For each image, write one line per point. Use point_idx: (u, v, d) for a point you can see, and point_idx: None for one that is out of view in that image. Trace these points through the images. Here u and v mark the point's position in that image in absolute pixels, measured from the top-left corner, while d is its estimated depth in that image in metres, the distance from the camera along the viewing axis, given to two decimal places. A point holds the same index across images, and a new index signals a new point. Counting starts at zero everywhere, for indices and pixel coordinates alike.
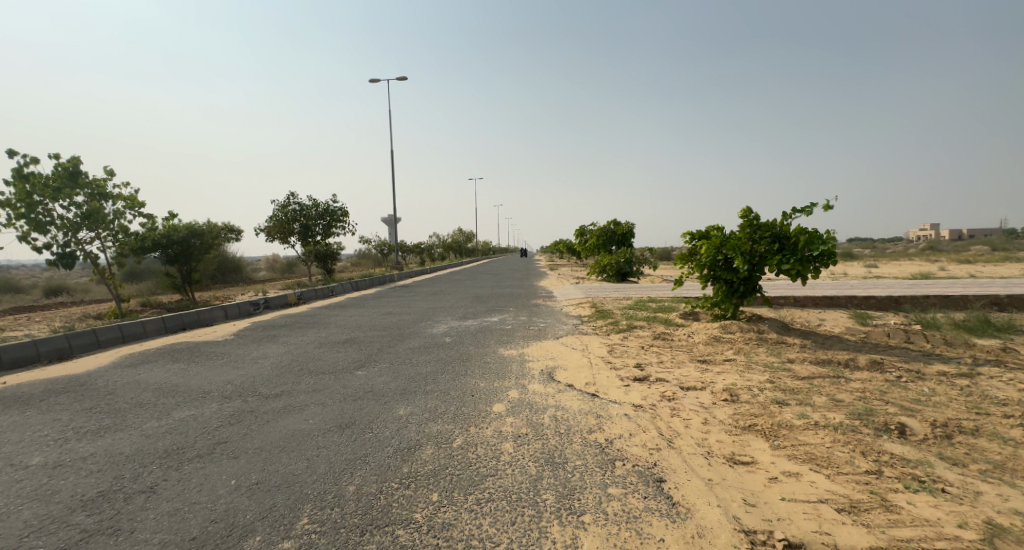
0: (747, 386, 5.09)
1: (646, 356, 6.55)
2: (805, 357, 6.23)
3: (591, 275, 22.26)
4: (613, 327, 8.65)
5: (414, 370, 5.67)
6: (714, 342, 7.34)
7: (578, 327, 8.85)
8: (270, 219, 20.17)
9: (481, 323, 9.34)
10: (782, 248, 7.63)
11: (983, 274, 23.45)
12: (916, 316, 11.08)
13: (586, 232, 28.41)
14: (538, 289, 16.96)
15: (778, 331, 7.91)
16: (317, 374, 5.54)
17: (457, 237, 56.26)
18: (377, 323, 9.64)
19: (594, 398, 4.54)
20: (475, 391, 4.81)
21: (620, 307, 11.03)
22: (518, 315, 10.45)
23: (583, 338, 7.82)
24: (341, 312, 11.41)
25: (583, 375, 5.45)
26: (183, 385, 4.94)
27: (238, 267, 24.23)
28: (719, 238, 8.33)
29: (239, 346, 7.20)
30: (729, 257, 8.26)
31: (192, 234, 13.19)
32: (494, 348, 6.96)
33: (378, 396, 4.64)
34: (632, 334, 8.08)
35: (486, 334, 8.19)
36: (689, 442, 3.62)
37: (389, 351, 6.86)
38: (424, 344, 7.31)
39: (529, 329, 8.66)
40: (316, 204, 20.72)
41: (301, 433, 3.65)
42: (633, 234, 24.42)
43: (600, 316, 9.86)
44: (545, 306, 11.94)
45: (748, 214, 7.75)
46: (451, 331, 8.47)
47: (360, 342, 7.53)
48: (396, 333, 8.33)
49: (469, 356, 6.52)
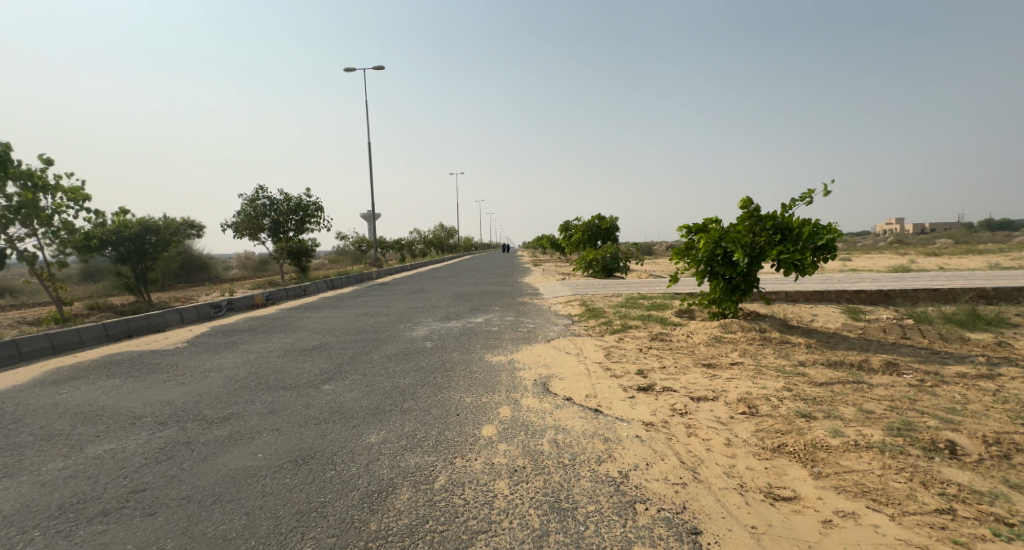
0: (764, 394, 4.55)
1: (647, 360, 5.98)
2: (817, 359, 5.71)
3: (576, 271, 21.78)
4: (606, 328, 8.07)
5: (390, 382, 4.99)
6: (715, 343, 6.81)
7: (569, 328, 8.25)
8: (238, 215, 19.11)
9: (464, 325, 8.66)
10: (783, 240, 7.07)
11: (952, 267, 24.09)
12: (908, 310, 10.76)
13: (570, 227, 27.93)
14: (523, 287, 16.36)
15: (781, 330, 7.42)
16: (276, 390, 4.83)
17: (438, 233, 55.29)
18: (352, 326, 8.86)
19: (598, 416, 3.95)
20: (460, 409, 4.15)
21: (610, 305, 10.48)
22: (503, 315, 9.82)
23: (576, 340, 7.23)
24: (312, 314, 10.57)
25: (581, 385, 4.85)
26: (111, 413, 4.22)
27: (207, 266, 23.05)
28: (716, 231, 7.81)
29: (189, 357, 6.39)
30: (727, 251, 7.73)
31: (146, 230, 12.25)
32: (479, 354, 6.30)
33: (346, 418, 3.97)
34: (627, 335, 7.51)
35: (470, 338, 7.51)
36: (716, 472, 3.02)
37: (364, 358, 6.15)
38: (403, 350, 6.61)
39: (516, 331, 8.03)
40: (287, 198, 19.67)
41: (243, 473, 2.99)
42: (618, 229, 24.02)
43: (591, 315, 9.30)
44: (531, 305, 11.33)
45: (747, 205, 7.22)
46: (432, 335, 7.77)
47: (332, 349, 6.78)
48: (373, 338, 7.58)
49: (453, 363, 5.86)
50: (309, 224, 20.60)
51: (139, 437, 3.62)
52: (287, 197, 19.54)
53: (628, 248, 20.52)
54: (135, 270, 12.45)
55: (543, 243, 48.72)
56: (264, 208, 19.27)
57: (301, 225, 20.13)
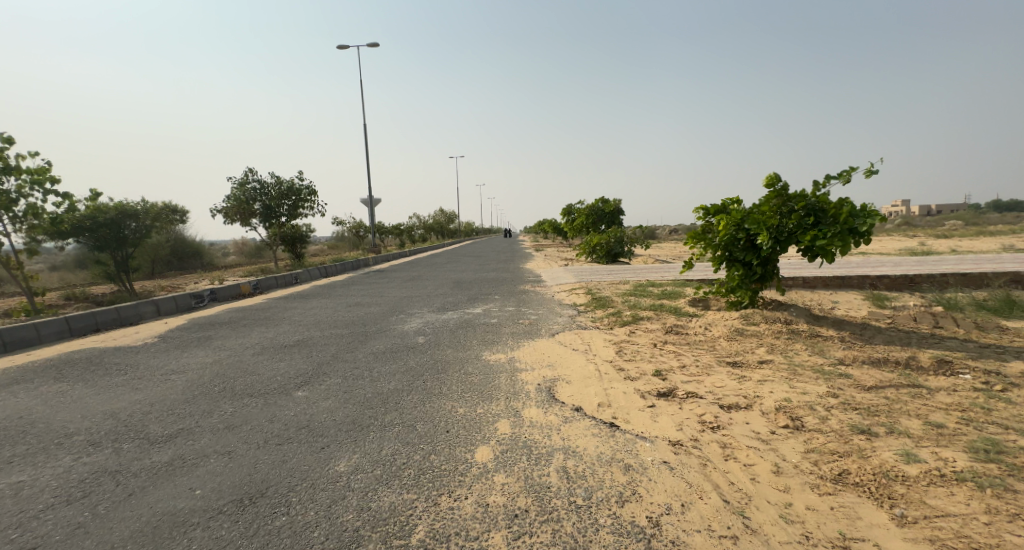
0: (807, 401, 3.89)
1: (664, 358, 5.34)
2: (858, 356, 5.07)
3: (579, 255, 21.08)
4: (615, 320, 7.41)
5: (372, 389, 4.33)
6: (738, 338, 6.16)
7: (574, 320, 7.60)
8: (227, 200, 18.40)
9: (461, 317, 7.99)
10: (815, 222, 6.36)
11: (965, 248, 23.39)
12: (937, 296, 10.08)
13: (573, 210, 27.12)
14: (524, 273, 15.69)
15: (808, 321, 6.75)
16: (241, 397, 4.19)
17: (438, 218, 54.47)
18: (341, 318, 8.17)
19: (614, 434, 3.31)
20: (451, 425, 3.50)
21: (618, 294, 9.82)
22: (504, 305, 9.17)
23: (584, 334, 6.59)
24: (301, 304, 9.93)
25: (592, 390, 4.20)
26: (39, 428, 3.57)
27: (199, 253, 22.37)
28: (738, 211, 7.13)
29: (154, 355, 5.75)
30: (749, 235, 7.03)
31: (124, 215, 11.67)
32: (477, 352, 5.65)
33: (314, 437, 3.33)
34: (640, 328, 6.85)
35: (467, 332, 6.87)
36: (770, 517, 2.40)
37: (347, 357, 5.50)
38: (393, 347, 5.97)
39: (518, 323, 7.38)
40: (278, 182, 18.92)
41: (172, 519, 2.37)
42: (623, 212, 23.25)
43: (598, 305, 8.63)
44: (534, 294, 10.67)
45: (775, 182, 6.51)
46: (426, 328, 7.13)
47: (314, 346, 6.13)
48: (362, 332, 6.94)
49: (447, 363, 5.20)
50: (303, 209, 19.88)
51: (60, 462, 2.99)
52: (278, 180, 18.78)
53: (634, 232, 19.76)
54: (115, 257, 11.87)
55: (544, 227, 47.88)
56: (255, 191, 18.54)
57: (293, 209, 19.40)
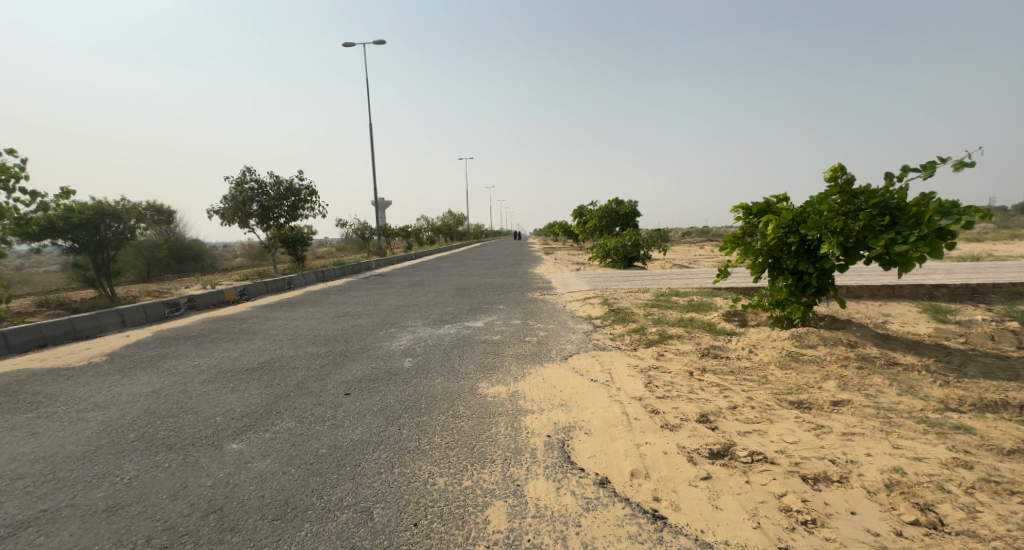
0: (930, 474, 2.76)
1: (707, 395, 4.24)
2: (965, 397, 3.91)
3: (592, 260, 19.98)
4: (639, 338, 6.32)
5: (329, 441, 3.31)
6: (794, 366, 5.02)
7: (591, 338, 6.52)
8: (225, 200, 17.64)
9: (459, 333, 6.92)
10: (890, 223, 5.22)
11: (1002, 253, 22.01)
12: (1007, 309, 8.79)
13: (585, 212, 26.02)
14: (533, 279, 14.62)
15: (876, 344, 5.58)
16: (155, 451, 3.15)
17: (448, 220, 53.81)
18: (322, 332, 7.14)
19: (662, 539, 2.24)
20: (423, 512, 2.45)
21: (639, 305, 8.71)
22: (509, 317, 8.13)
23: (605, 358, 5.50)
24: (285, 314, 8.94)
25: (619, 449, 3.12)
26: None
27: (200, 255, 21.66)
28: (788, 209, 6.05)
29: (86, 381, 4.78)
30: (803, 239, 5.95)
31: (103, 215, 10.90)
32: (471, 382, 4.58)
33: (219, 533, 2.29)
34: (670, 351, 5.74)
35: (464, 352, 5.83)
36: None
37: (312, 387, 4.47)
38: (372, 373, 4.92)
39: (523, 341, 6.32)
40: (277, 182, 18.10)
41: None
42: (639, 214, 22.08)
43: (617, 319, 7.55)
44: (543, 303, 9.60)
45: (837, 173, 5.60)
46: (416, 347, 6.11)
47: (279, 371, 5.09)
48: (341, 352, 5.89)
49: (433, 399, 4.13)
50: (303, 210, 19.04)
51: None
52: (276, 179, 17.96)
53: (650, 235, 18.57)
54: (94, 260, 11.06)
55: (554, 230, 47.05)
56: (253, 191, 17.73)
57: (293, 210, 18.55)
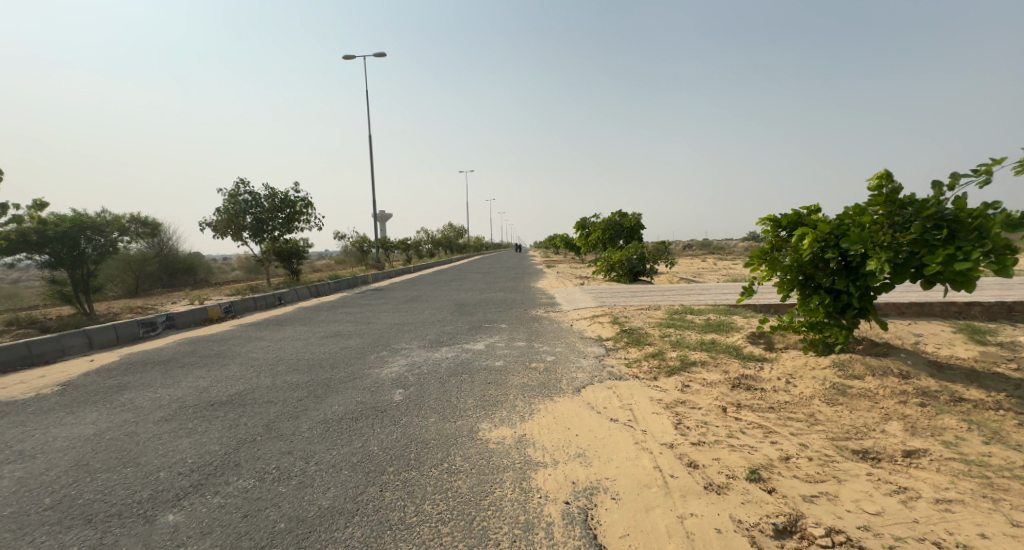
0: None
1: (752, 441, 3.57)
2: None
3: (596, 274, 19.34)
4: (659, 365, 5.64)
5: (289, 512, 2.64)
6: (843, 402, 4.34)
7: (604, 364, 5.84)
8: (217, 212, 17.08)
9: (457, 357, 6.25)
10: (947, 236, 4.60)
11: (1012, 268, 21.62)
12: None
13: (588, 224, 25.48)
14: (537, 294, 13.98)
15: (931, 373, 4.92)
16: (66, 527, 2.50)
17: (448, 233, 53.45)
18: (307, 355, 6.48)
19: None
20: None
21: (653, 324, 8.04)
22: (513, 339, 7.48)
23: (623, 390, 4.83)
24: (271, 333, 8.28)
25: (659, 525, 2.47)
26: None
27: (193, 269, 21.02)
28: (824, 222, 5.44)
29: (22, 420, 4.11)
30: (843, 254, 5.34)
31: (82, 228, 10.33)
32: (470, 422, 3.91)
33: None
34: (695, 381, 5.06)
35: (463, 381, 5.16)
36: None
37: (284, 428, 3.81)
38: (356, 409, 4.25)
39: (529, 368, 5.66)
40: (272, 194, 17.56)
41: None
42: (643, 227, 21.52)
43: (631, 341, 6.89)
44: (549, 322, 8.94)
45: (883, 181, 5.02)
46: (409, 375, 5.44)
47: (250, 404, 4.43)
48: (324, 380, 5.22)
49: (424, 446, 3.47)
50: (299, 222, 18.48)
51: None
52: (271, 191, 17.42)
53: (656, 247, 17.95)
54: (72, 276, 10.46)
55: (556, 242, 46.54)
56: (247, 204, 17.18)
57: (288, 222, 17.98)
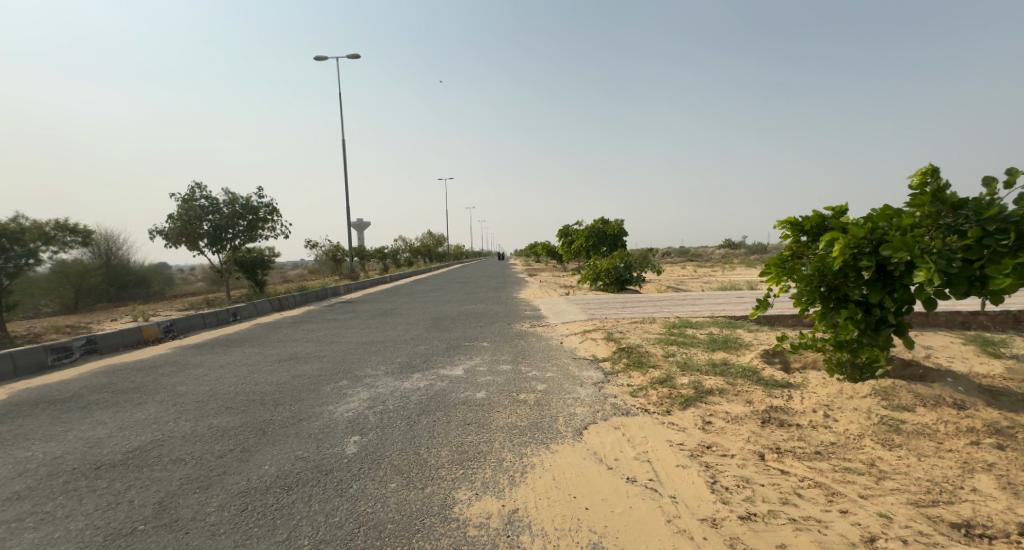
0: None
1: (815, 510, 2.69)
2: None
3: (580, 283, 18.54)
4: (669, 395, 4.76)
5: None
6: (905, 446, 3.43)
7: (605, 394, 4.92)
8: (171, 219, 15.73)
9: (430, 388, 5.23)
10: (1013, 242, 3.88)
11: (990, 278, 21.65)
12: None
13: (570, 232, 24.76)
14: (519, 305, 13.05)
15: (993, 402, 4.15)
16: None
17: (427, 241, 52.26)
18: (249, 388, 5.39)
19: None
20: None
21: (651, 341, 7.19)
22: (495, 360, 6.54)
23: (633, 432, 3.91)
24: (213, 358, 7.13)
25: None
26: None
27: (148, 281, 19.46)
28: (855, 225, 4.63)
29: None
30: (880, 262, 4.54)
31: None
32: (443, 490, 2.96)
33: None
34: (717, 417, 4.19)
35: (435, 421, 4.18)
36: None
37: (179, 511, 2.84)
38: (291, 473, 3.25)
39: (516, 400, 4.73)
40: (232, 199, 16.29)
41: None
42: (626, 234, 20.87)
43: (631, 362, 6.01)
44: (534, 338, 8.01)
45: (927, 178, 4.25)
46: (368, 414, 4.45)
47: (148, 470, 3.39)
48: (261, 425, 4.19)
49: (377, 536, 2.51)
50: (262, 230, 17.19)
51: None
52: (231, 197, 16.16)
53: (641, 255, 17.26)
54: None
55: (537, 250, 45.69)
56: (204, 210, 15.86)
57: (250, 230, 16.71)
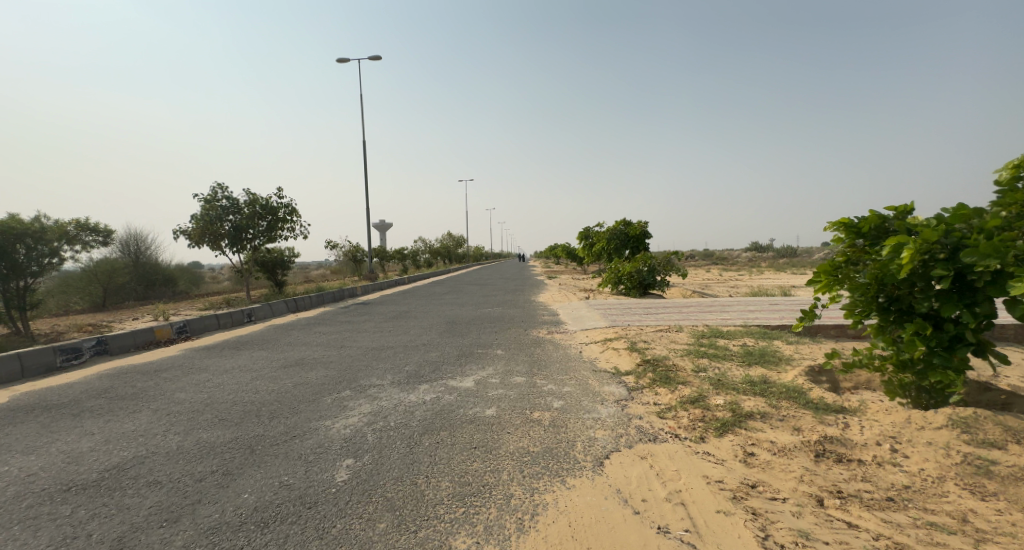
0: None
1: None
2: None
3: (601, 287, 17.96)
4: (702, 417, 4.25)
5: None
6: (998, 496, 2.87)
7: (628, 414, 4.41)
8: (192, 219, 15.75)
9: (437, 402, 4.80)
10: None
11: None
12: None
13: (591, 233, 24.15)
14: (537, 309, 12.59)
15: None
16: None
17: (446, 242, 52.19)
18: (248, 396, 5.03)
19: None
20: None
21: (679, 352, 6.64)
22: (510, 370, 6.10)
23: (664, 464, 3.41)
24: (220, 361, 6.86)
25: None
26: None
27: (171, 280, 19.66)
28: (926, 227, 4.05)
29: None
30: (957, 270, 3.92)
31: (11, 236, 9.06)
32: (441, 537, 2.52)
33: None
34: (760, 447, 3.67)
35: (440, 442, 3.75)
36: None
37: None
38: (270, 505, 2.85)
39: (531, 419, 4.27)
40: (252, 199, 16.24)
41: None
42: (649, 236, 20.21)
43: (658, 376, 5.49)
44: (552, 346, 7.55)
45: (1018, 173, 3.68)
46: (367, 430, 4.03)
47: (120, 494, 3.00)
48: (250, 440, 3.80)
49: None
50: (282, 230, 17.15)
51: None
52: (252, 197, 16.12)
53: (665, 258, 16.59)
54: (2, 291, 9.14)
55: (557, 251, 45.12)
56: (224, 210, 15.84)
57: (269, 230, 16.68)
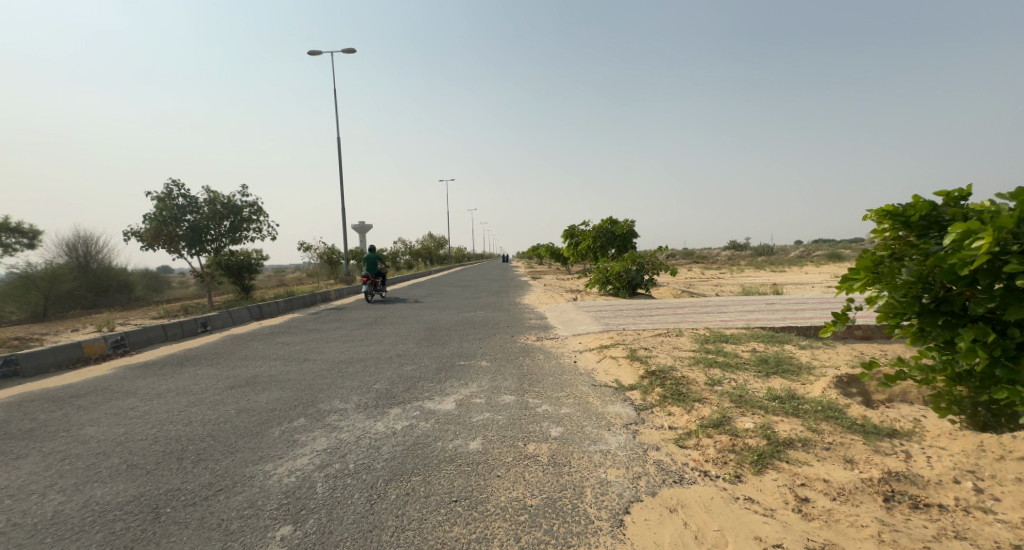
0: None
1: None
2: None
3: (588, 287, 17.22)
4: (732, 447, 3.49)
5: None
6: None
7: (641, 444, 3.62)
8: (147, 219, 14.51)
9: (410, 433, 3.93)
10: None
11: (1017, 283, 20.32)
12: None
13: (576, 232, 23.43)
14: (523, 312, 11.78)
15: None
16: None
17: (427, 242, 51.06)
18: (176, 430, 4.11)
19: None
20: None
21: (687, 361, 5.89)
22: (495, 387, 5.25)
23: (700, 521, 2.62)
24: (156, 382, 5.86)
25: None
26: None
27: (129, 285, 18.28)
28: (992, 213, 3.34)
29: None
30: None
31: None
32: None
33: None
34: (813, 489, 2.93)
35: (408, 495, 2.89)
36: None
37: None
38: None
39: (524, 455, 3.45)
40: (213, 197, 15.06)
41: None
42: (636, 234, 19.58)
43: (668, 392, 4.72)
44: (541, 356, 6.74)
45: None
46: (316, 479, 3.15)
47: None
48: (156, 499, 2.90)
49: None
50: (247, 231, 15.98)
51: None
52: (212, 195, 14.93)
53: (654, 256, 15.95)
54: None
55: (541, 251, 44.39)
56: (182, 209, 14.64)
57: (233, 231, 15.51)
